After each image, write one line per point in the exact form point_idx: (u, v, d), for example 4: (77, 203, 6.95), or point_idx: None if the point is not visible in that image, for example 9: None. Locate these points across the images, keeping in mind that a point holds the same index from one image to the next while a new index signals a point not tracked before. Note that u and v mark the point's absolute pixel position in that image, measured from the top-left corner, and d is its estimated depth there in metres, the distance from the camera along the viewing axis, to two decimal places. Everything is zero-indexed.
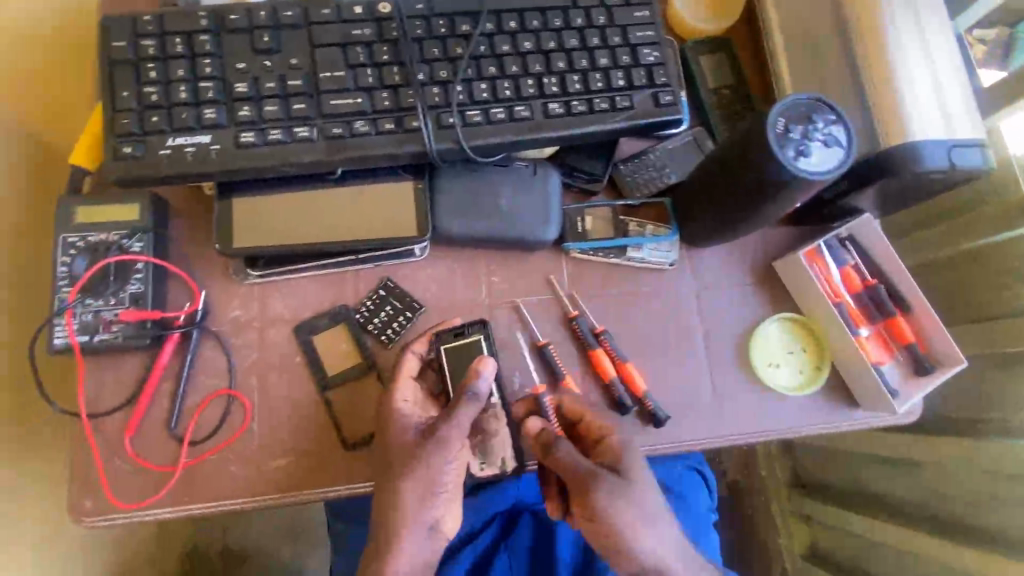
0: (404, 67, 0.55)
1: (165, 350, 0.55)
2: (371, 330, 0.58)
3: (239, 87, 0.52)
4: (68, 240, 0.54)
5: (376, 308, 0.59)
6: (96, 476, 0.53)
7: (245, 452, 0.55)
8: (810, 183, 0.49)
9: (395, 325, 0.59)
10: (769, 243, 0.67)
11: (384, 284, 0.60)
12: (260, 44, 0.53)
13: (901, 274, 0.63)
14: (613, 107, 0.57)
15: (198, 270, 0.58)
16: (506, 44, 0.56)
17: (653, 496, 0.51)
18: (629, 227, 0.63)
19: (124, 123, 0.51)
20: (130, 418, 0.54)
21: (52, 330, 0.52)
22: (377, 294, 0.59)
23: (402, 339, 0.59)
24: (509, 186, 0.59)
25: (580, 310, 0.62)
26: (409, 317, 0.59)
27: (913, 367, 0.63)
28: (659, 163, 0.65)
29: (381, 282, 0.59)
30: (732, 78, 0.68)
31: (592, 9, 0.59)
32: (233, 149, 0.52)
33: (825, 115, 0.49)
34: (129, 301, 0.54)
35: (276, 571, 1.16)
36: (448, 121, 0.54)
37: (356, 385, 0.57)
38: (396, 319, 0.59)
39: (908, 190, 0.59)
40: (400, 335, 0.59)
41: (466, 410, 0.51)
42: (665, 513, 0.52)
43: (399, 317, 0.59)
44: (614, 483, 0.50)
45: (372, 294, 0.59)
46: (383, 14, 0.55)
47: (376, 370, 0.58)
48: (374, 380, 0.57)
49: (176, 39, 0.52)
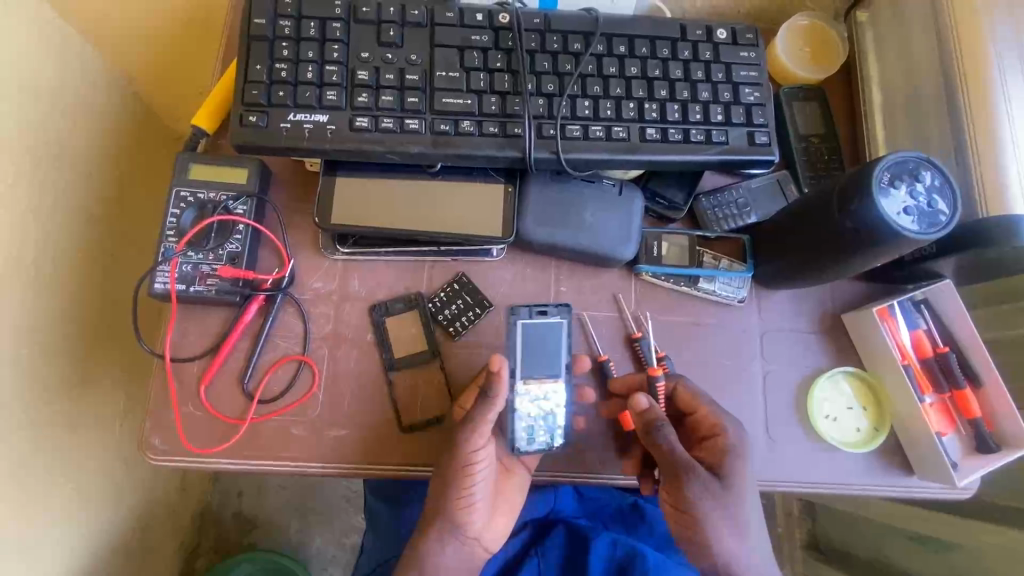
0: (515, 75, 0.57)
1: (250, 309, 0.58)
2: (440, 321, 0.60)
3: (361, 75, 0.55)
4: (180, 194, 0.58)
5: (448, 300, 0.60)
6: (169, 418, 0.56)
7: (307, 418, 0.57)
8: (906, 242, 0.49)
9: (463, 319, 0.60)
10: (840, 295, 0.66)
11: (458, 278, 0.61)
12: (386, 38, 0.56)
13: (975, 346, 0.61)
14: (708, 140, 0.58)
15: (289, 239, 0.61)
16: (613, 67, 0.58)
17: (748, 500, 0.54)
18: (704, 258, 0.63)
19: (253, 93, 0.54)
20: (209, 368, 0.57)
21: (156, 275, 0.56)
22: (452, 287, 0.61)
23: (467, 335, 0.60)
24: (593, 202, 0.61)
25: (643, 331, 0.63)
26: (478, 313, 0.60)
27: (975, 443, 0.61)
28: (741, 201, 0.65)
29: (456, 276, 0.61)
30: (824, 127, 0.68)
31: (700, 44, 0.60)
32: (347, 131, 0.55)
33: (929, 179, 0.50)
34: (227, 258, 0.57)
35: (282, 543, 1.18)
36: (550, 132, 0.56)
37: (420, 371, 0.59)
38: (465, 313, 0.60)
39: (994, 262, 0.58)
40: (466, 329, 0.60)
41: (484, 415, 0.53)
42: (754, 514, 0.54)
43: (469, 312, 0.60)
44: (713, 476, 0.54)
45: (447, 286, 0.61)
46: (502, 24, 0.58)
47: (439, 360, 0.59)
48: (436, 369, 0.59)
49: (311, 23, 0.56)
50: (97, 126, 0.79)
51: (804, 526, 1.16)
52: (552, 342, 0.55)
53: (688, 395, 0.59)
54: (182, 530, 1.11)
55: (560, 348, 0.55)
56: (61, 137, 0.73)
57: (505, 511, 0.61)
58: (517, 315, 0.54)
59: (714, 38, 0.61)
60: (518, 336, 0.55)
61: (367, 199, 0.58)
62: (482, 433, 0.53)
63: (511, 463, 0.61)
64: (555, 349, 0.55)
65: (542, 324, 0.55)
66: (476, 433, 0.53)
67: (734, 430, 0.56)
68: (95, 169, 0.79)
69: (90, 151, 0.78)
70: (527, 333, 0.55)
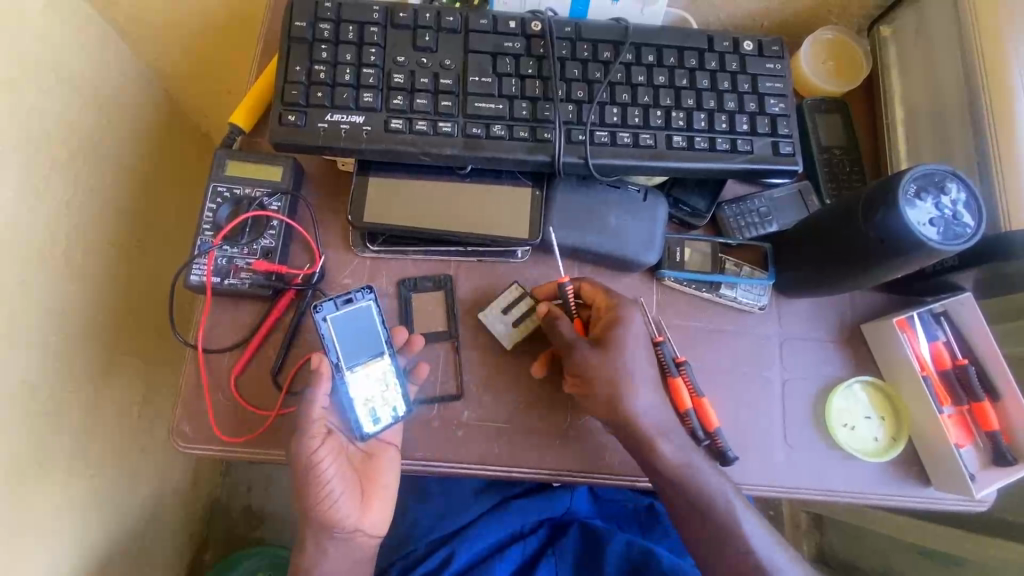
0: (546, 82, 0.58)
1: (283, 302, 0.59)
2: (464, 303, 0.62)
3: (397, 78, 0.57)
4: (217, 188, 0.60)
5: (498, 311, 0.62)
6: (201, 406, 0.58)
7: (334, 411, 0.58)
8: (930, 253, 0.50)
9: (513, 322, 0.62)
10: (859, 305, 0.67)
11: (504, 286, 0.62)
12: (421, 43, 0.58)
13: (995, 358, 0.62)
14: (733, 149, 0.59)
15: (320, 237, 0.62)
16: (642, 76, 0.60)
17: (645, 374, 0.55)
18: (726, 265, 0.64)
19: (291, 93, 0.56)
20: (239, 359, 0.58)
21: (192, 267, 0.58)
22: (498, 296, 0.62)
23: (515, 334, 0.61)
24: (617, 207, 0.62)
25: (664, 336, 0.63)
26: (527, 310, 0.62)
27: (992, 456, 0.61)
28: (763, 210, 0.66)
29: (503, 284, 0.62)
30: (846, 139, 0.69)
31: (726, 55, 0.62)
32: (381, 132, 0.56)
33: (955, 191, 0.51)
34: (261, 253, 0.59)
35: (290, 538, 1.19)
36: (578, 137, 0.58)
37: (444, 361, 0.61)
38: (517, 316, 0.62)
39: (1016, 276, 0.59)
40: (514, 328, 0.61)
41: (307, 407, 0.53)
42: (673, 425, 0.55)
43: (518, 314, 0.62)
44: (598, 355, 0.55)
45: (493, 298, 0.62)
46: (534, 32, 0.60)
47: (456, 339, 0.61)
48: (453, 347, 0.61)
49: (350, 27, 0.58)
50: (127, 121, 0.81)
51: (812, 539, 1.16)
52: (358, 329, 0.56)
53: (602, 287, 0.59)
54: (194, 521, 1.13)
55: (369, 333, 0.56)
56: (94, 130, 0.75)
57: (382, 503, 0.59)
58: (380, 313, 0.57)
59: (741, 49, 0.62)
60: (327, 330, 0.55)
61: (398, 199, 0.60)
62: (311, 422, 0.53)
63: (371, 447, 0.58)
64: (371, 334, 0.56)
65: (349, 312, 0.56)
66: (305, 422, 0.53)
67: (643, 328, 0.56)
68: (126, 163, 0.81)
69: (120, 146, 0.80)
70: (335, 325, 0.55)
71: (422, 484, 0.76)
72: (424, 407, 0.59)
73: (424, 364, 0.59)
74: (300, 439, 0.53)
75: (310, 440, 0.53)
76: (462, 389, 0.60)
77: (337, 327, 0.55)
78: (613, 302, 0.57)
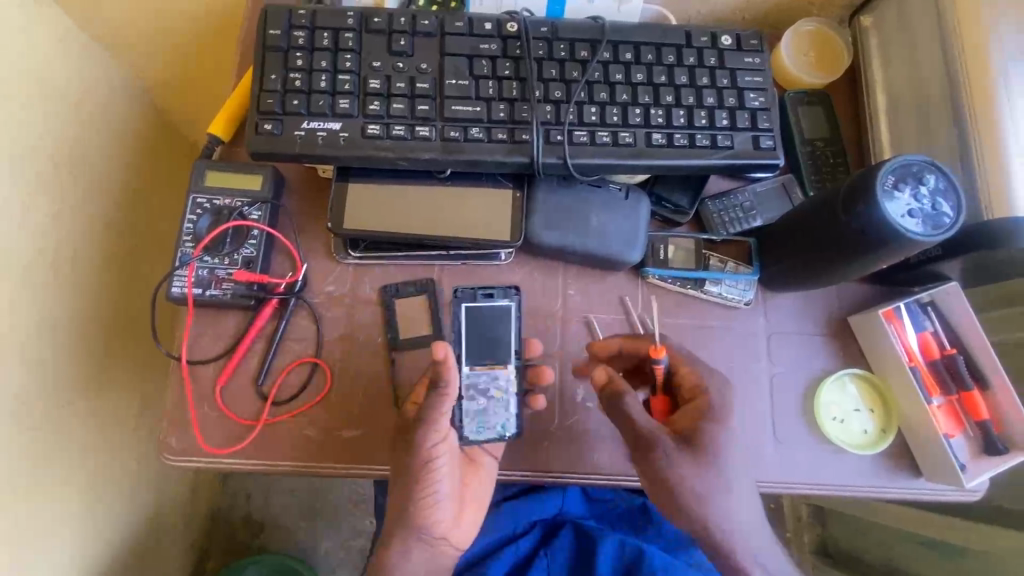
0: (523, 83, 0.58)
1: (265, 312, 0.59)
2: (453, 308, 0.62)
3: (373, 83, 0.57)
4: (197, 200, 0.60)
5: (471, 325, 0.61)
6: (186, 418, 0.58)
7: (321, 419, 0.58)
8: (910, 244, 0.49)
9: None
10: (846, 298, 0.67)
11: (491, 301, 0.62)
12: (397, 47, 0.58)
13: (983, 347, 0.61)
14: (714, 145, 0.59)
15: (302, 245, 0.62)
16: (620, 74, 0.59)
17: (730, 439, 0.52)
18: (711, 261, 0.64)
19: (267, 102, 0.56)
20: (223, 370, 0.58)
21: (173, 279, 0.57)
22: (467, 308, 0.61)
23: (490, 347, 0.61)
24: (600, 206, 0.62)
25: (650, 334, 0.63)
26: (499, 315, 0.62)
27: (984, 445, 0.61)
28: (747, 205, 0.66)
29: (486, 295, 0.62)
30: (829, 131, 0.69)
31: (704, 50, 0.61)
32: (359, 138, 0.56)
33: (935, 181, 0.50)
34: (242, 263, 0.59)
35: (291, 545, 1.19)
36: (557, 138, 0.57)
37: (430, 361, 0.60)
38: None
39: (1002, 264, 0.59)
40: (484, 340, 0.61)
41: (438, 401, 0.52)
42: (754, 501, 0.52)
43: None
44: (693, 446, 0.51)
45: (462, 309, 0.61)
46: (510, 33, 0.59)
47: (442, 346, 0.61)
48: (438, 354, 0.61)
49: (324, 34, 0.57)
50: (111, 132, 0.81)
51: (814, 531, 1.15)
52: (494, 327, 0.58)
53: (690, 362, 0.57)
54: (195, 531, 1.12)
55: (500, 332, 0.58)
56: (80, 142, 0.74)
57: (472, 505, 0.62)
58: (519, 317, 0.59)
59: (719, 44, 0.62)
60: (462, 319, 0.58)
61: (378, 205, 0.60)
62: (441, 417, 0.53)
63: (473, 453, 0.61)
64: (499, 333, 0.58)
65: (492, 308, 0.58)
66: (433, 418, 0.52)
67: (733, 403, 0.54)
68: (115, 174, 0.81)
69: (106, 157, 0.79)
70: (476, 317, 0.58)
71: None
72: None
73: (548, 369, 0.59)
74: (425, 433, 0.53)
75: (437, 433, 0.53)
76: None
77: (490, 326, 0.58)
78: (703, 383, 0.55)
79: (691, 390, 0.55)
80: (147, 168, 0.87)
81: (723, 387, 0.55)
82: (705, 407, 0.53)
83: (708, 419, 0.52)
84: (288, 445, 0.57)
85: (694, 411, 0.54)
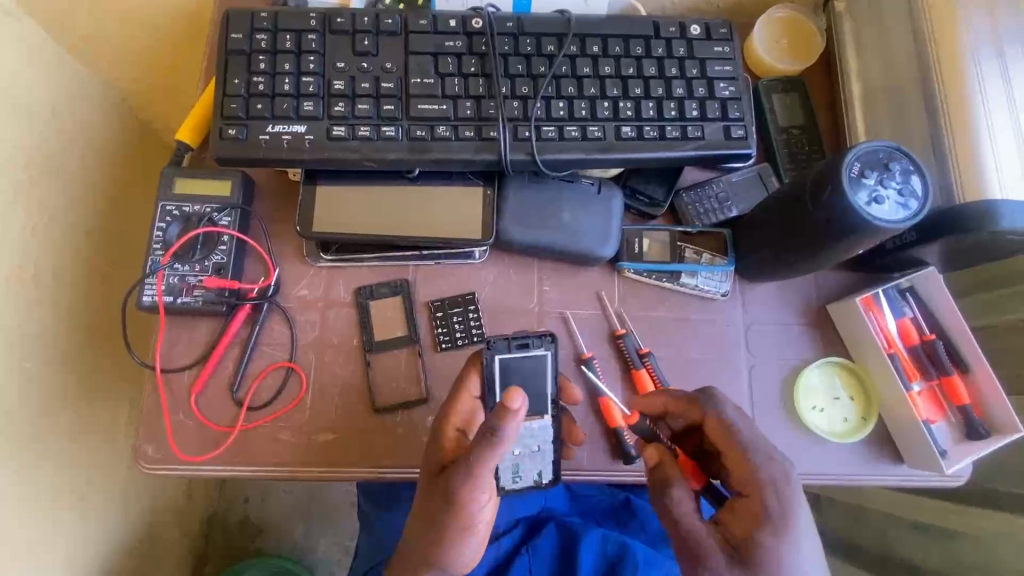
0: (489, 79, 0.58)
1: (238, 318, 0.59)
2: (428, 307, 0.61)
3: (337, 85, 0.56)
4: (166, 207, 0.59)
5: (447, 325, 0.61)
6: (161, 426, 0.57)
7: (297, 423, 0.58)
8: (880, 230, 0.49)
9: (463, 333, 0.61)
10: (824, 286, 0.66)
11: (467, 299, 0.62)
12: (360, 47, 0.57)
13: (963, 332, 0.61)
14: (684, 136, 0.59)
15: (274, 249, 0.62)
16: (587, 67, 0.59)
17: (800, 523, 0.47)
18: (686, 253, 0.64)
19: (231, 107, 0.56)
20: (197, 377, 0.58)
21: (143, 287, 0.57)
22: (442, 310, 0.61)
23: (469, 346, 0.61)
24: (573, 202, 0.61)
25: (627, 328, 0.63)
26: (475, 314, 0.61)
27: (965, 431, 0.61)
28: (722, 195, 0.65)
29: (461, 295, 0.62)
30: (804, 118, 0.68)
31: (673, 41, 0.61)
32: (325, 140, 0.56)
33: (902, 166, 0.50)
34: (212, 269, 0.59)
35: (287, 548, 1.19)
36: (525, 134, 0.57)
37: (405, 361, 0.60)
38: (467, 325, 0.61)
39: (978, 248, 0.58)
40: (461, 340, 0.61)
41: (489, 452, 0.47)
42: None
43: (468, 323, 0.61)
44: (743, 559, 0.46)
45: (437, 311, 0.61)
46: (475, 29, 0.59)
47: (417, 346, 0.60)
48: (414, 354, 0.60)
49: (287, 36, 0.57)
50: (94, 142, 0.79)
51: None
52: (530, 379, 0.54)
53: (743, 450, 0.49)
54: (190, 537, 1.12)
55: (537, 385, 0.55)
56: (60, 152, 0.73)
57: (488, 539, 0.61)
58: (553, 368, 0.55)
59: (688, 34, 0.61)
60: (496, 372, 0.53)
61: (347, 207, 0.59)
62: (487, 468, 0.48)
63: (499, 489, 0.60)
64: (539, 385, 0.55)
65: (526, 357, 0.54)
66: (478, 469, 0.48)
67: (797, 497, 0.47)
68: (99, 184, 0.80)
69: (89, 167, 0.78)
70: (508, 370, 0.54)
71: (399, 490, 0.75)
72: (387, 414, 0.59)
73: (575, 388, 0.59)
74: (468, 486, 0.49)
75: (476, 485, 0.49)
76: (425, 396, 0.59)
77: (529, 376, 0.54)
78: (757, 478, 0.48)
79: (745, 483, 0.49)
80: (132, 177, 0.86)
81: (783, 480, 0.48)
82: (760, 512, 0.47)
83: (765, 531, 0.46)
84: (264, 450, 0.57)
85: (750, 512, 0.48)
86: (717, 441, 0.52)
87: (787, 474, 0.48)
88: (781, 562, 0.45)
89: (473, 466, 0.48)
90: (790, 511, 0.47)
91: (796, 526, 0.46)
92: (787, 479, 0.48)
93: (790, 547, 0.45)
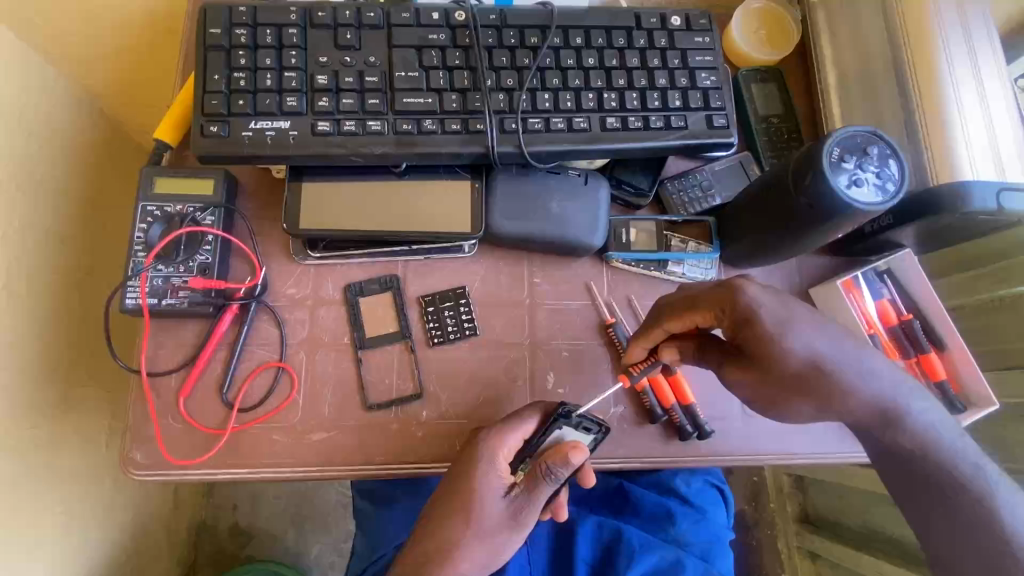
0: (474, 72, 0.58)
1: (225, 319, 0.58)
2: (419, 302, 0.61)
3: (321, 79, 0.56)
4: (146, 208, 0.58)
5: (438, 318, 0.61)
6: (148, 432, 0.56)
7: (289, 422, 0.58)
8: (860, 213, 0.50)
9: (455, 328, 0.61)
10: (806, 270, 0.68)
11: (459, 292, 0.62)
12: (343, 41, 0.57)
13: (938, 312, 0.63)
14: (667, 126, 0.59)
15: (260, 248, 0.61)
16: (571, 59, 0.59)
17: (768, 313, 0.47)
18: (672, 242, 0.65)
19: (212, 103, 0.55)
20: (185, 380, 0.57)
21: (126, 290, 0.56)
22: (434, 303, 0.61)
23: (460, 341, 0.61)
24: (558, 192, 0.62)
25: (616, 317, 0.64)
26: (467, 307, 0.61)
27: (943, 405, 0.63)
28: (706, 184, 0.67)
29: (452, 286, 0.62)
30: (784, 108, 0.70)
31: (655, 32, 0.61)
32: (309, 136, 0.55)
33: (880, 149, 0.52)
34: (197, 270, 0.58)
35: (276, 551, 1.18)
36: (511, 126, 0.57)
37: (397, 357, 0.60)
38: (458, 318, 0.61)
39: (951, 229, 0.60)
40: (452, 335, 0.61)
41: (547, 483, 0.52)
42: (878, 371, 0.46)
43: (460, 316, 0.61)
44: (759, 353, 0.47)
45: (428, 305, 0.61)
46: (458, 21, 0.59)
47: (408, 341, 0.60)
48: (405, 350, 0.60)
49: (267, 31, 0.56)
50: (66, 143, 0.76)
51: (795, 500, 1.13)
52: None
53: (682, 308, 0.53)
54: (178, 546, 1.10)
55: None
56: (30, 155, 0.70)
57: None
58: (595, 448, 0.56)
59: (669, 25, 0.62)
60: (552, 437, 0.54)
61: (335, 204, 0.59)
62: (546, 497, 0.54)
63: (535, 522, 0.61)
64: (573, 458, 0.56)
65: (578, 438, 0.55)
66: (535, 494, 0.53)
67: (766, 300, 0.48)
68: (70, 190, 0.77)
69: (61, 172, 0.75)
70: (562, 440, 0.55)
71: (392, 488, 0.74)
72: (383, 411, 0.58)
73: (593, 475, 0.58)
74: (529, 510, 0.53)
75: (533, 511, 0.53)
76: (420, 391, 0.59)
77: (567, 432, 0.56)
78: (713, 301, 0.50)
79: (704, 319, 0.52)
80: (106, 180, 0.82)
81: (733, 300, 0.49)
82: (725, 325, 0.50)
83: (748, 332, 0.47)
84: (256, 451, 0.57)
85: (733, 328, 0.49)
86: (685, 313, 0.53)
87: (737, 297, 0.48)
88: (782, 368, 0.46)
89: (538, 495, 0.53)
90: (759, 316, 0.47)
91: (794, 329, 0.47)
92: (744, 297, 0.48)
93: (797, 349, 0.46)
